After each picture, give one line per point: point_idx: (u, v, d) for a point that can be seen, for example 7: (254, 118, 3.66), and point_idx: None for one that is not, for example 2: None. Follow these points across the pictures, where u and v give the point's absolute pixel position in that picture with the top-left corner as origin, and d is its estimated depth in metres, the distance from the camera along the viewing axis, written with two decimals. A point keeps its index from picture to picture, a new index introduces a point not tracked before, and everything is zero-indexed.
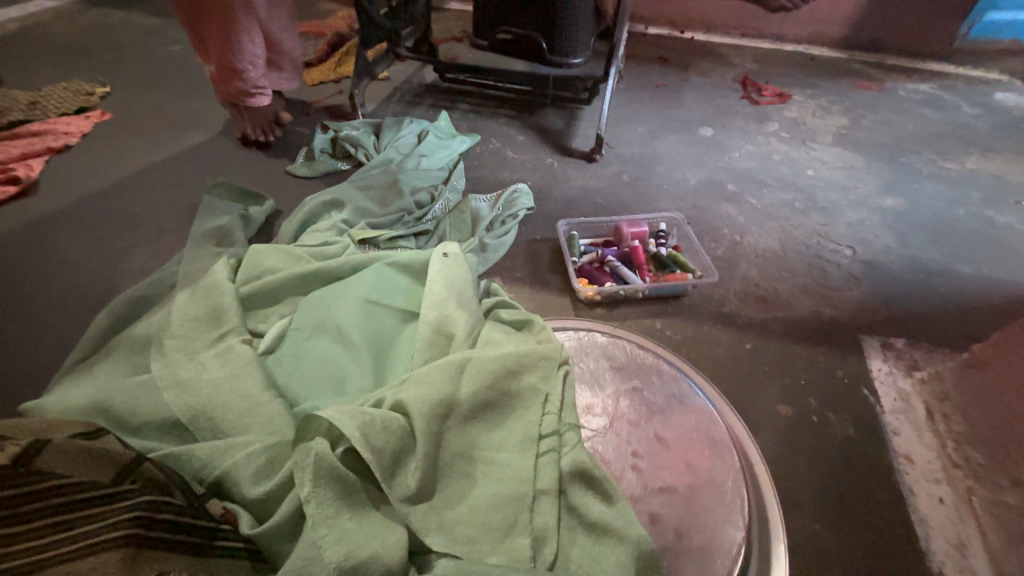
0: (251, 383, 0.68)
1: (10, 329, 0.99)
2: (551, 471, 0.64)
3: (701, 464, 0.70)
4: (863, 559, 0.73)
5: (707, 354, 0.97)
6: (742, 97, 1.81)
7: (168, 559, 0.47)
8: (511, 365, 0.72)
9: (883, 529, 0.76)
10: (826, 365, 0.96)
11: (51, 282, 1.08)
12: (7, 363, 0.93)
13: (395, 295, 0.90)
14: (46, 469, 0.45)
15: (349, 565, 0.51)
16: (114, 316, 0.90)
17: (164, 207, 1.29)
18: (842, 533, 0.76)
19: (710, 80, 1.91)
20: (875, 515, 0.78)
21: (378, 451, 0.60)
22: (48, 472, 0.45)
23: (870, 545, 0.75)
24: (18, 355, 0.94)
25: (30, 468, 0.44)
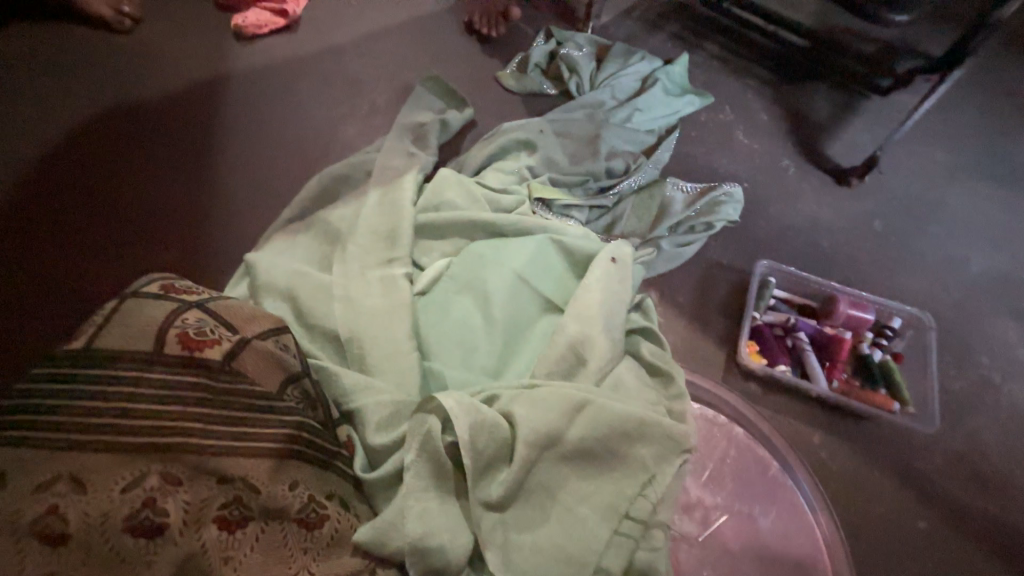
0: (398, 327, 0.74)
1: (246, 163, 1.16)
2: (621, 556, 0.62)
3: None
4: None
5: (865, 506, 0.77)
6: None
7: (301, 468, 0.59)
8: (629, 429, 0.68)
9: None
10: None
11: (283, 129, 1.22)
12: (238, 195, 1.11)
13: (546, 281, 0.86)
14: (241, 369, 0.60)
15: (420, 544, 0.58)
16: (319, 192, 1.02)
17: (382, 85, 1.33)
18: None
19: None
20: None
21: (476, 454, 0.63)
22: (241, 373, 0.60)
23: None
24: (246, 191, 1.12)
25: (231, 366, 0.60)
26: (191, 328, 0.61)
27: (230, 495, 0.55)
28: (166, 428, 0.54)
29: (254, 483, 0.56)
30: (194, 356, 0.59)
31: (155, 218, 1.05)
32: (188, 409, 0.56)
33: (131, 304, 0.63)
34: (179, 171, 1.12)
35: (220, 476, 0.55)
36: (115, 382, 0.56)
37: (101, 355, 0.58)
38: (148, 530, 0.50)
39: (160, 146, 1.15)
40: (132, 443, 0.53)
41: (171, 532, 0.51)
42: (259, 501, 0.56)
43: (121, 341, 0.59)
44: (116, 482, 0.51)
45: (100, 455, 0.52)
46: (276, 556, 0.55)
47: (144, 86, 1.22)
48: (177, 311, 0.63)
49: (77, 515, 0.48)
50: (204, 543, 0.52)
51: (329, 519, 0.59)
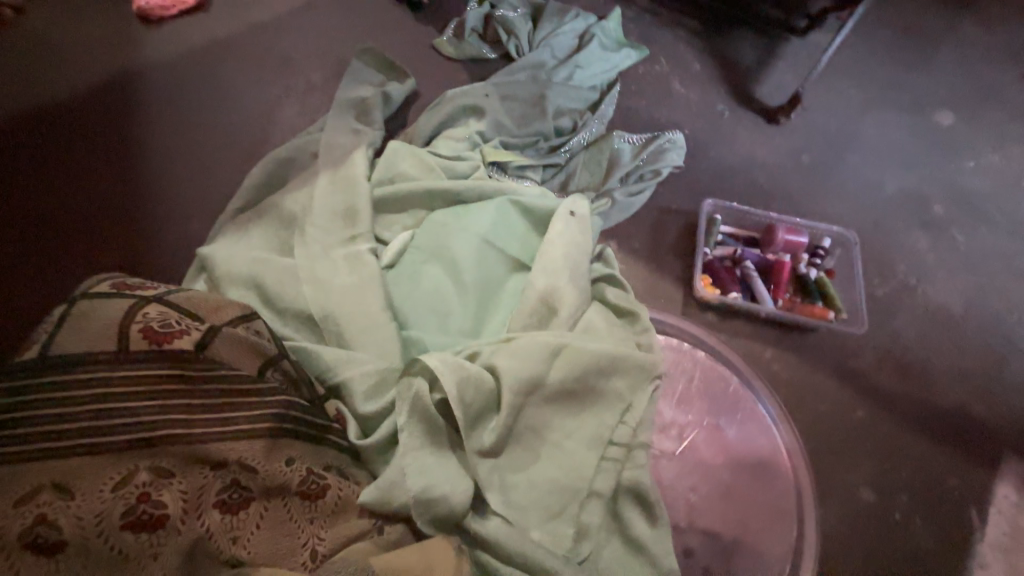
0: (371, 300, 0.74)
1: (178, 157, 1.09)
2: (609, 478, 0.68)
3: (751, 521, 0.72)
4: None
5: (812, 405, 0.88)
6: (1012, 87, 1.36)
7: (294, 445, 0.60)
8: (604, 364, 0.72)
9: None
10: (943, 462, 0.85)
11: (212, 119, 1.15)
12: (174, 194, 1.04)
13: (511, 240, 0.89)
14: (215, 357, 0.60)
15: (424, 496, 0.61)
16: (266, 178, 0.99)
17: (314, 63, 1.27)
18: None
19: (979, 47, 1.42)
20: None
21: (466, 407, 0.66)
22: (216, 361, 0.60)
23: None
24: (182, 189, 1.05)
25: (204, 356, 0.59)
26: (155, 321, 0.59)
27: (226, 479, 0.56)
28: (147, 425, 0.54)
29: (249, 464, 0.57)
30: (162, 349, 0.57)
31: (84, 230, 0.98)
32: (168, 402, 0.56)
33: (83, 305, 0.60)
34: (102, 175, 1.04)
35: (213, 462, 0.55)
36: (82, 386, 0.54)
37: (58, 360, 0.55)
38: (147, 524, 0.50)
39: (75, 151, 1.06)
40: (113, 443, 0.52)
41: (172, 521, 0.51)
42: (257, 479, 0.57)
43: (77, 343, 0.56)
44: (104, 484, 0.50)
45: (80, 462, 0.51)
46: (282, 529, 0.57)
47: (44, 89, 1.12)
48: (135, 307, 0.60)
49: (67, 523, 0.48)
50: (207, 528, 0.53)
51: (330, 487, 0.61)
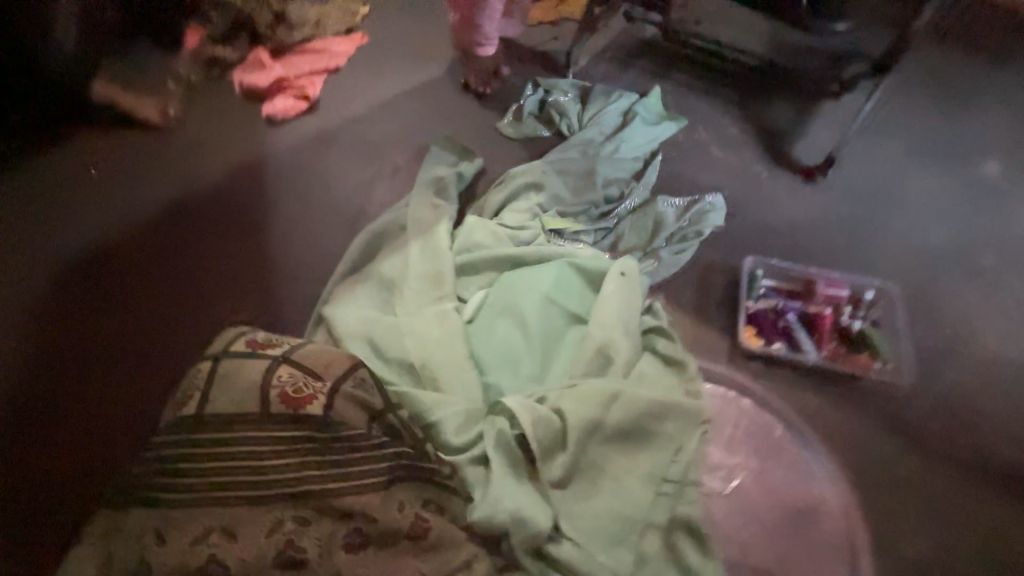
0: (457, 351, 0.91)
1: (295, 230, 1.36)
2: (665, 511, 0.77)
3: (797, 560, 0.79)
4: None
5: (863, 453, 0.92)
6: None
7: (402, 494, 0.74)
8: (656, 409, 0.83)
9: None
10: (1000, 515, 0.88)
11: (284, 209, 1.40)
12: (259, 276, 1.27)
13: (570, 297, 1.04)
14: (337, 419, 0.74)
15: (517, 516, 0.72)
16: (365, 247, 1.21)
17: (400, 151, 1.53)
18: None
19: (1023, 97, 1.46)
20: None
21: (539, 441, 0.79)
22: (337, 423, 0.74)
23: None
24: (262, 273, 1.28)
25: (327, 419, 0.74)
26: (288, 385, 0.75)
27: (349, 525, 0.71)
28: (291, 479, 0.72)
29: (367, 512, 0.71)
30: (296, 413, 0.74)
31: (220, 301, 1.23)
32: (302, 460, 0.72)
33: (231, 368, 0.78)
34: (200, 270, 1.28)
35: (342, 514, 0.71)
36: (241, 446, 0.73)
37: (225, 417, 0.74)
38: (294, 564, 0.68)
39: (178, 251, 1.31)
40: (267, 492, 0.71)
41: (313, 561, 0.68)
42: (376, 525, 0.71)
43: (236, 407, 0.74)
44: (261, 530, 0.69)
45: (241, 508, 0.70)
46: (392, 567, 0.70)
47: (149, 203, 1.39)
48: (270, 369, 0.77)
49: (234, 558, 0.67)
50: (338, 564, 0.69)
51: (432, 528, 0.72)
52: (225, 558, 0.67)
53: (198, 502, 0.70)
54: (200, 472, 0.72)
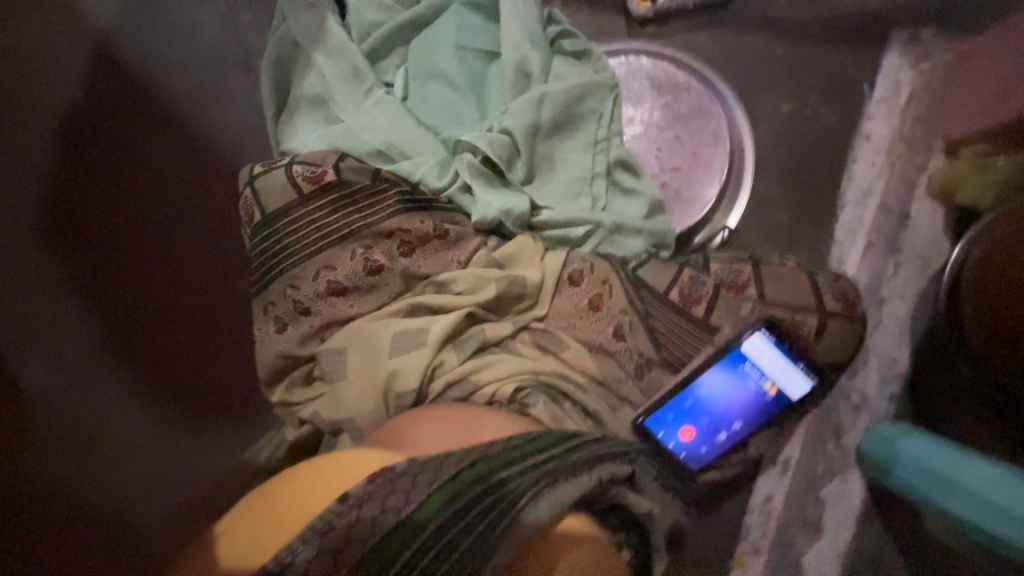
0: (408, 124, 1.05)
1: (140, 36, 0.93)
2: (603, 161, 1.04)
3: (702, 150, 1.06)
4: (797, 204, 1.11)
5: (733, 65, 1.17)
6: None
7: (422, 213, 0.93)
8: (575, 93, 1.04)
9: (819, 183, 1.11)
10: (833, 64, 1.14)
11: (94, 9, 0.87)
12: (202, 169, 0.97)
13: (477, 37, 1.12)
14: (353, 180, 0.90)
15: (501, 208, 0.97)
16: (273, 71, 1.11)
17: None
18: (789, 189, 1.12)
19: None
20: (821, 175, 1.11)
21: (500, 155, 1.00)
22: (355, 182, 0.90)
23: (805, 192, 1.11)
24: (166, 118, 0.93)
25: (347, 182, 0.89)
26: (305, 172, 0.88)
27: (399, 240, 0.90)
28: (352, 224, 0.89)
29: (403, 228, 0.90)
30: (324, 187, 0.88)
31: (134, 138, 0.87)
32: (353, 213, 0.89)
33: (258, 183, 0.87)
34: (178, 175, 0.91)
35: (387, 233, 0.90)
36: (307, 218, 0.88)
37: (277, 214, 0.87)
38: (378, 269, 0.88)
39: (113, 152, 0.83)
40: (338, 239, 0.88)
41: (388, 266, 0.89)
42: (413, 234, 0.91)
43: (277, 207, 0.87)
44: (348, 260, 0.87)
45: (328, 252, 0.87)
46: (441, 256, 0.93)
47: (1, 90, 0.71)
48: (286, 169, 0.88)
49: (344, 279, 0.87)
50: (406, 264, 0.90)
51: (450, 228, 0.94)
52: (337, 280, 0.87)
53: (286, 271, 0.87)
54: (279, 261, 0.87)
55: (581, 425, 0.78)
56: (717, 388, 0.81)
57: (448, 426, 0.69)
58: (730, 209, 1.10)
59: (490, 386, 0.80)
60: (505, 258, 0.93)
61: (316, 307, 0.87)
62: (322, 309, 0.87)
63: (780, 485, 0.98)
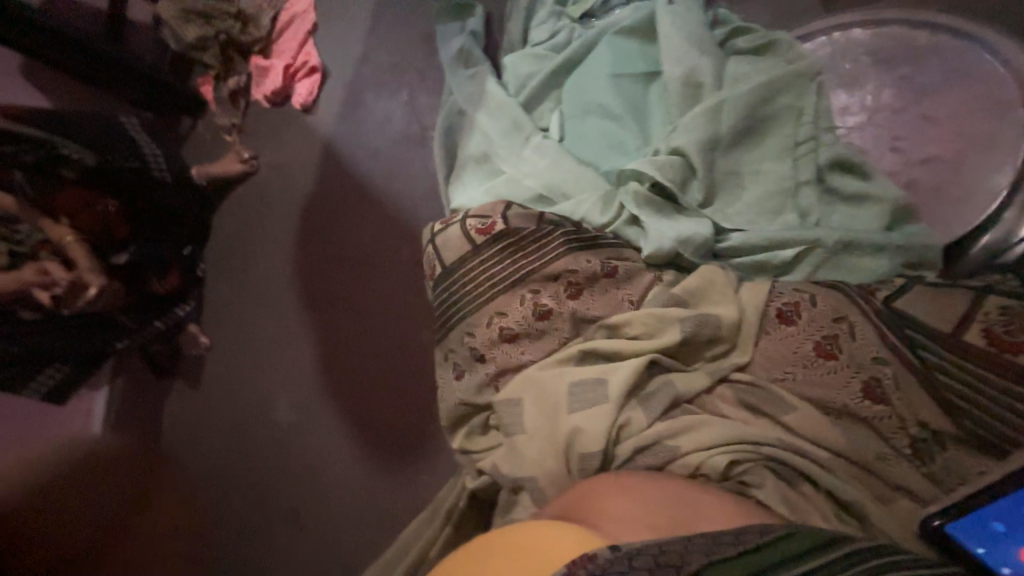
0: (567, 163, 1.03)
1: (356, 159, 1.30)
2: (810, 165, 0.83)
3: (970, 129, 0.77)
4: None
5: (998, 15, 0.88)
6: None
7: (590, 253, 0.87)
8: (763, 93, 0.87)
9: None
10: None
11: (329, 164, 1.31)
12: (389, 252, 1.21)
13: (634, 63, 1.06)
14: (518, 227, 0.89)
15: (679, 237, 0.84)
16: (445, 135, 1.22)
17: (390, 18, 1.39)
18: None
19: None
20: None
21: (672, 180, 0.88)
22: (521, 229, 0.89)
23: None
24: (371, 210, 1.25)
25: (513, 229, 0.89)
26: (477, 224, 0.91)
27: (566, 283, 0.86)
28: (518, 271, 0.87)
29: (571, 270, 0.86)
30: (493, 236, 0.89)
31: (355, 239, 1.24)
32: (518, 260, 0.88)
33: (439, 241, 0.93)
34: (380, 262, 1.21)
35: (554, 276, 0.86)
36: (477, 270, 0.89)
37: (453, 267, 0.91)
38: (547, 314, 0.84)
39: (348, 258, 1.23)
40: (506, 287, 0.87)
41: (556, 311, 0.84)
42: (581, 275, 0.85)
43: (455, 260, 0.91)
44: (517, 307, 0.86)
45: (498, 299, 0.87)
46: (610, 298, 0.85)
47: (295, 247, 1.26)
48: (461, 224, 0.92)
49: (515, 327, 0.85)
50: (574, 308, 0.85)
51: (618, 265, 0.86)
52: (509, 327, 0.85)
53: (463, 320, 0.89)
54: (456, 313, 0.90)
55: (830, 523, 0.58)
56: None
57: (643, 500, 0.58)
58: None
59: (695, 457, 0.65)
60: (687, 294, 0.79)
61: (489, 356, 0.87)
62: (494, 358, 0.86)
63: None
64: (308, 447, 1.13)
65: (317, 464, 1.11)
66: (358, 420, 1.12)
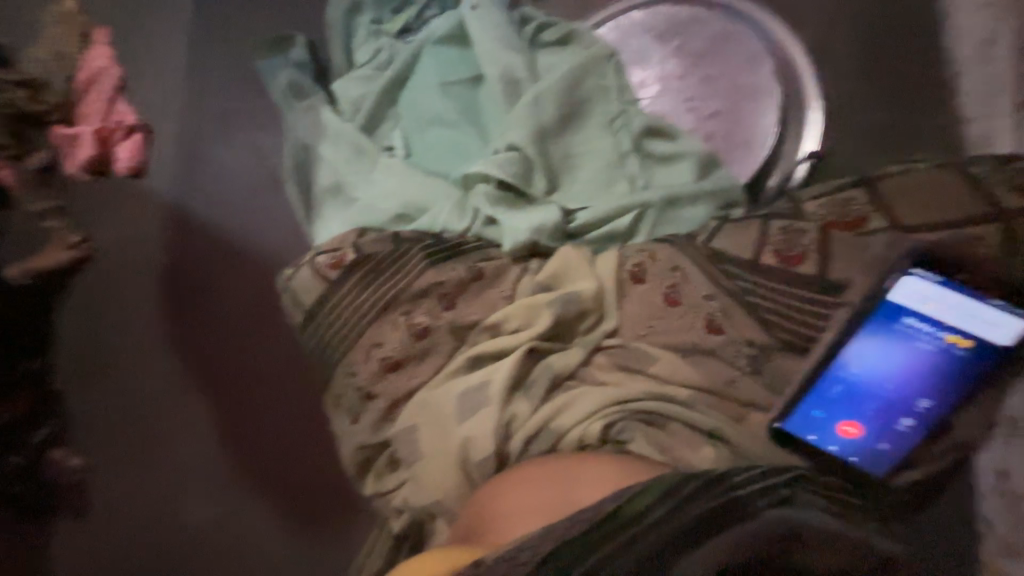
0: (417, 177, 1.01)
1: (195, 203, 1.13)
2: (627, 137, 0.91)
3: (740, 81, 0.90)
4: (874, 93, 0.95)
5: None
6: None
7: (453, 259, 0.85)
8: (572, 79, 0.93)
9: (891, 61, 0.95)
10: None
11: (162, 216, 1.12)
12: (261, 300, 1.09)
13: (458, 68, 1.07)
14: (372, 252, 0.85)
15: (534, 226, 0.86)
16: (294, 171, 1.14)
17: (196, 54, 1.23)
18: (862, 81, 0.95)
19: None
20: (892, 54, 0.95)
21: (515, 174, 0.91)
22: (375, 253, 0.85)
23: (878, 78, 0.95)
24: (231, 257, 1.11)
25: (367, 255, 0.85)
26: (328, 259, 0.85)
27: (436, 296, 0.83)
28: (382, 296, 0.83)
29: (437, 282, 0.83)
30: (347, 267, 0.84)
31: (219, 292, 1.09)
32: (380, 286, 0.83)
33: (294, 286, 0.86)
34: (254, 312, 1.08)
35: (422, 292, 0.83)
36: (340, 306, 0.84)
37: (313, 309, 0.85)
38: (423, 332, 0.81)
39: (216, 314, 1.08)
40: (375, 316, 0.83)
41: (432, 328, 0.82)
42: (448, 284, 0.83)
43: (314, 302, 0.85)
44: (390, 333, 0.82)
45: (371, 330, 0.82)
46: (484, 299, 0.84)
47: (142, 315, 1.05)
48: (312, 263, 0.86)
49: (394, 355, 0.81)
50: (450, 319, 0.82)
51: (484, 265, 0.85)
52: (389, 356, 0.81)
53: (341, 361, 0.84)
54: (331, 356, 0.84)
55: (701, 454, 0.64)
56: (870, 361, 0.62)
57: (533, 491, 0.59)
58: (802, 128, 0.91)
59: (574, 431, 0.68)
60: (550, 278, 0.81)
61: (376, 392, 0.82)
62: (383, 393, 0.81)
63: (1012, 451, 0.74)
64: (222, 538, 0.97)
65: (239, 552, 0.97)
66: (271, 489, 1.00)
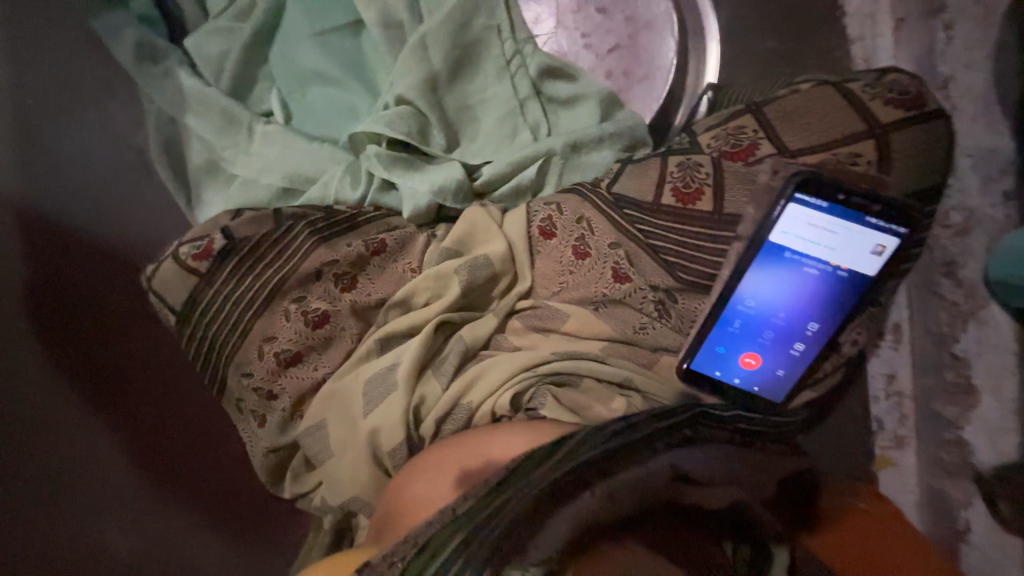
0: (300, 144, 0.90)
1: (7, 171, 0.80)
2: (525, 82, 0.83)
3: (635, 13, 0.85)
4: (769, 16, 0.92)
5: None
6: None
7: (348, 234, 0.77)
8: (458, 19, 0.83)
9: None
10: None
11: None
12: (126, 300, 0.86)
13: (331, 13, 0.93)
14: (245, 237, 0.74)
15: (435, 188, 0.79)
16: (164, 147, 0.96)
17: None
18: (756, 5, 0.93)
19: None
20: None
21: (407, 133, 0.82)
22: (250, 237, 0.74)
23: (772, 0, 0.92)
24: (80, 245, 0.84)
25: (240, 241, 0.74)
26: (192, 250, 0.74)
27: (332, 278, 0.75)
28: (266, 285, 0.74)
29: (330, 262, 0.74)
30: (216, 256, 0.73)
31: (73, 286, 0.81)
32: (263, 274, 0.74)
33: (160, 284, 0.74)
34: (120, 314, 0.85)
35: (314, 274, 0.74)
36: (217, 302, 0.74)
37: (185, 310, 0.74)
38: (321, 319, 0.73)
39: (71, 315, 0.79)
40: (262, 307, 0.73)
41: (333, 313, 0.74)
42: (343, 263, 0.75)
43: (184, 300, 0.74)
44: (283, 324, 0.73)
45: (260, 324, 0.73)
46: (390, 274, 0.76)
47: None
48: (174, 257, 0.74)
49: (291, 347, 0.73)
50: (351, 300, 0.75)
51: (386, 237, 0.77)
52: (285, 349, 0.73)
53: (232, 362, 0.74)
54: (221, 357, 0.75)
55: (615, 406, 0.63)
56: (765, 288, 0.62)
57: (437, 477, 0.56)
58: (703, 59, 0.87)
59: (486, 405, 0.65)
60: (456, 241, 0.74)
61: (279, 390, 0.74)
62: (287, 389, 0.74)
63: (899, 359, 0.80)
64: None
65: None
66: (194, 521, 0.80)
